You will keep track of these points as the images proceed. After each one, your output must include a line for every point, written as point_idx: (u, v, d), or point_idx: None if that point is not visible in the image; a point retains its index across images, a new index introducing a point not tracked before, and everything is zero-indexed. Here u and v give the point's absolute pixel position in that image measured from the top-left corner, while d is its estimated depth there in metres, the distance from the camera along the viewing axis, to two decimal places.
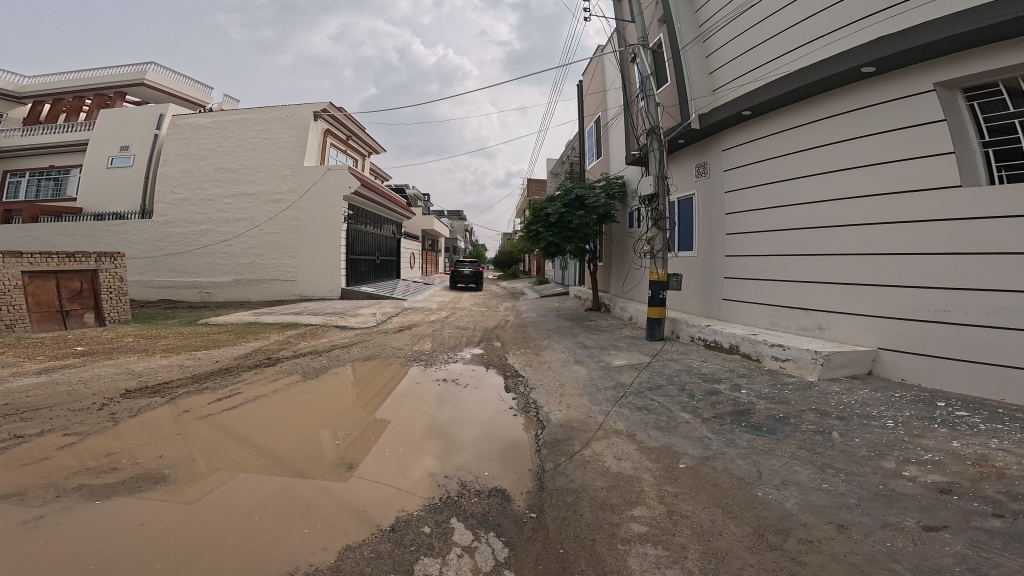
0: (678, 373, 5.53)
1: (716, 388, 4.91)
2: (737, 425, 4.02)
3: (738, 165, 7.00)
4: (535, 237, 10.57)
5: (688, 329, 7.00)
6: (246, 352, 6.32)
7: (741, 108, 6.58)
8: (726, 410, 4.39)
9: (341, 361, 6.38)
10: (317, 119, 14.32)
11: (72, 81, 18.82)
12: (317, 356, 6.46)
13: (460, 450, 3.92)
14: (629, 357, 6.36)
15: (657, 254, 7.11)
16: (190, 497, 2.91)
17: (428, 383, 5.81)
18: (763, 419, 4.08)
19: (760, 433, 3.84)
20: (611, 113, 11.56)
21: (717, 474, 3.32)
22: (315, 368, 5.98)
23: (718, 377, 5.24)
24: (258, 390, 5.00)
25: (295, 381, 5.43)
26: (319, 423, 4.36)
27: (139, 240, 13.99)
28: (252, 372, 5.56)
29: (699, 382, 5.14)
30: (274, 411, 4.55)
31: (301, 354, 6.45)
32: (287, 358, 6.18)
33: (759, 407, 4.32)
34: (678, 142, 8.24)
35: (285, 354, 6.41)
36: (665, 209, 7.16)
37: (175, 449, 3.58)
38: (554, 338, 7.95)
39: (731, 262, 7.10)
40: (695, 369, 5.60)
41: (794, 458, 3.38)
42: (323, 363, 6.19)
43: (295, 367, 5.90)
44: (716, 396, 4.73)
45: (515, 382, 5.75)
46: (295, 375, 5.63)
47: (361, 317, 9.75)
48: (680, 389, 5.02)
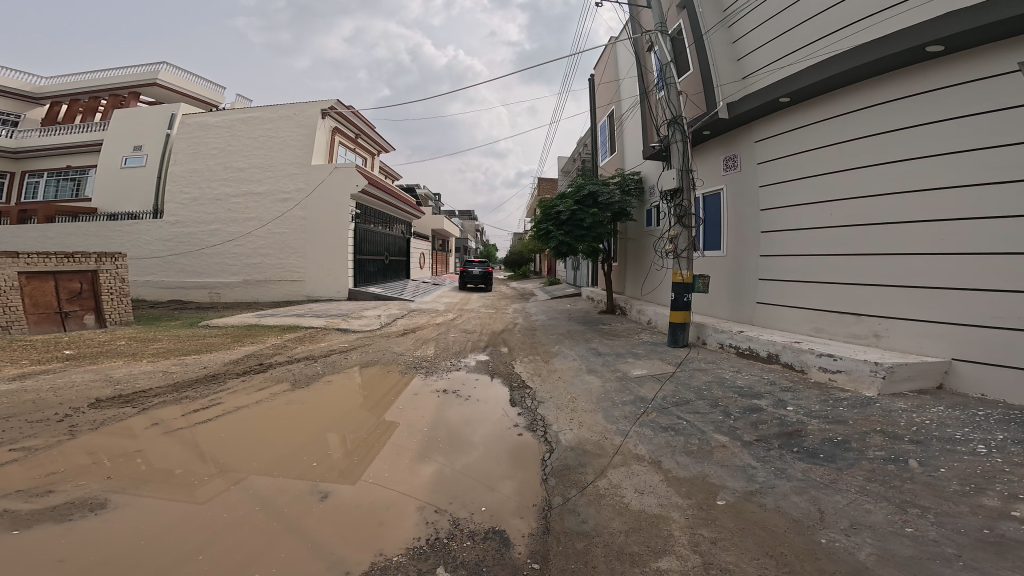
0: (708, 386, 4.90)
1: (755, 405, 4.27)
2: (786, 451, 3.40)
3: (775, 156, 6.31)
4: (545, 237, 10.03)
5: (716, 335, 6.33)
6: (236, 357, 5.95)
7: (778, 95, 5.89)
8: (769, 431, 3.77)
9: (337, 368, 5.96)
10: (324, 117, 14.10)
11: (89, 83, 19.20)
12: (312, 362, 6.05)
13: (470, 450, 3.89)
14: (650, 366, 5.75)
15: (680, 253, 6.48)
16: (200, 497, 2.90)
17: (427, 393, 5.31)
18: (818, 444, 3.44)
19: (816, 461, 3.21)
20: (626, 104, 10.94)
21: (765, 514, 2.71)
22: (308, 375, 5.56)
23: (756, 391, 4.59)
24: (239, 401, 4.60)
25: (283, 390, 5.01)
26: (302, 440, 3.93)
27: (150, 240, 13.98)
28: (239, 379, 5.17)
29: (734, 398, 4.51)
30: (254, 425, 4.13)
31: (295, 360, 6.06)
32: (279, 364, 5.79)
33: (810, 429, 3.68)
34: (702, 133, 7.55)
35: (278, 359, 6.03)
36: (690, 204, 6.53)
37: (176, 454, 3.51)
38: (566, 343, 7.38)
39: (767, 263, 6.41)
40: (728, 381, 4.96)
41: (863, 494, 2.75)
42: (317, 370, 5.77)
43: (286, 374, 5.49)
44: (755, 414, 4.10)
45: (522, 395, 5.21)
46: (284, 383, 5.21)
47: (364, 319, 9.37)
48: (712, 406, 4.40)
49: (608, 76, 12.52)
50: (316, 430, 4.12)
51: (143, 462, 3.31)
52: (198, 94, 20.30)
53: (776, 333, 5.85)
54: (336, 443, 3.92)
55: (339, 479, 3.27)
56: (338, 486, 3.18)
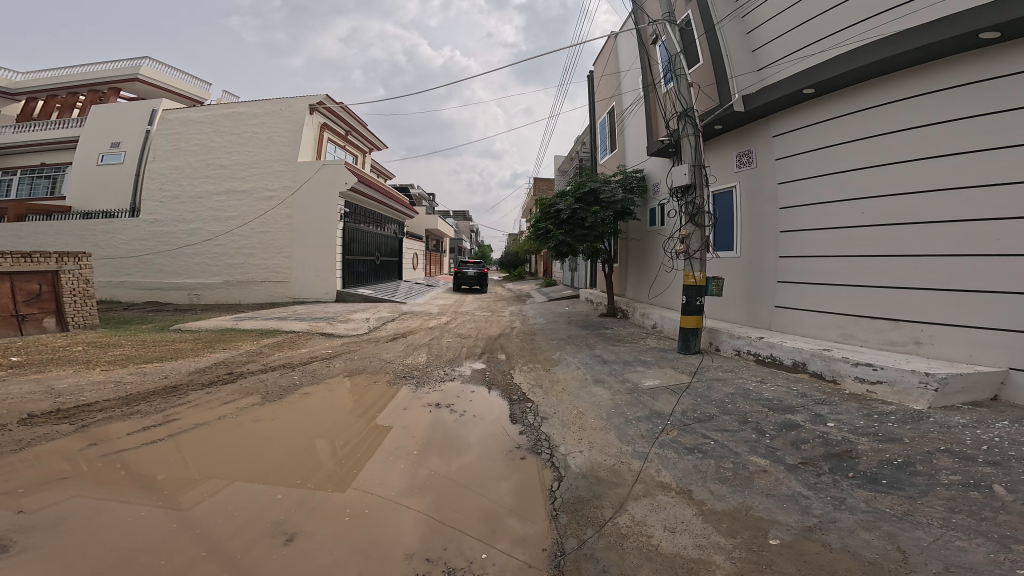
0: (732, 398, 4.47)
1: (790, 421, 3.85)
2: (842, 478, 2.98)
3: (797, 152, 5.92)
4: (543, 236, 9.54)
5: (732, 341, 5.90)
6: (204, 365, 5.36)
7: (803, 86, 5.50)
8: (814, 453, 3.34)
9: (317, 377, 5.40)
10: (313, 112, 13.50)
11: (67, 78, 18.37)
12: (289, 371, 5.47)
13: (465, 450, 3.78)
14: (663, 376, 5.29)
15: (692, 254, 6.03)
16: (184, 503, 2.76)
17: (417, 408, 4.75)
18: (875, 468, 3.03)
19: (881, 489, 2.80)
20: (628, 99, 10.52)
21: (833, 556, 2.28)
22: (281, 387, 4.94)
23: (787, 404, 4.18)
24: (199, 416, 4.03)
25: (252, 404, 4.42)
26: (272, 461, 3.40)
27: (126, 239, 13.22)
28: (203, 391, 4.60)
29: (764, 412, 4.08)
30: (214, 446, 3.58)
31: (270, 369, 5.49)
32: (251, 374, 5.22)
33: (862, 450, 3.27)
34: (714, 128, 7.15)
35: (251, 368, 5.45)
36: (703, 201, 6.10)
37: (162, 459, 3.31)
38: (568, 350, 6.91)
39: (787, 264, 6.01)
40: (753, 393, 4.53)
41: (951, 529, 2.35)
42: (294, 381, 5.18)
43: (258, 386, 4.90)
44: (793, 431, 3.67)
45: (523, 410, 4.71)
46: (254, 396, 4.62)
47: (352, 323, 8.79)
48: (741, 422, 3.97)
49: (608, 71, 12.08)
50: (296, 444, 3.70)
51: (102, 476, 3.01)
52: (183, 90, 19.44)
53: (799, 339, 5.44)
54: (316, 460, 3.48)
55: (309, 514, 2.72)
56: (304, 526, 2.61)
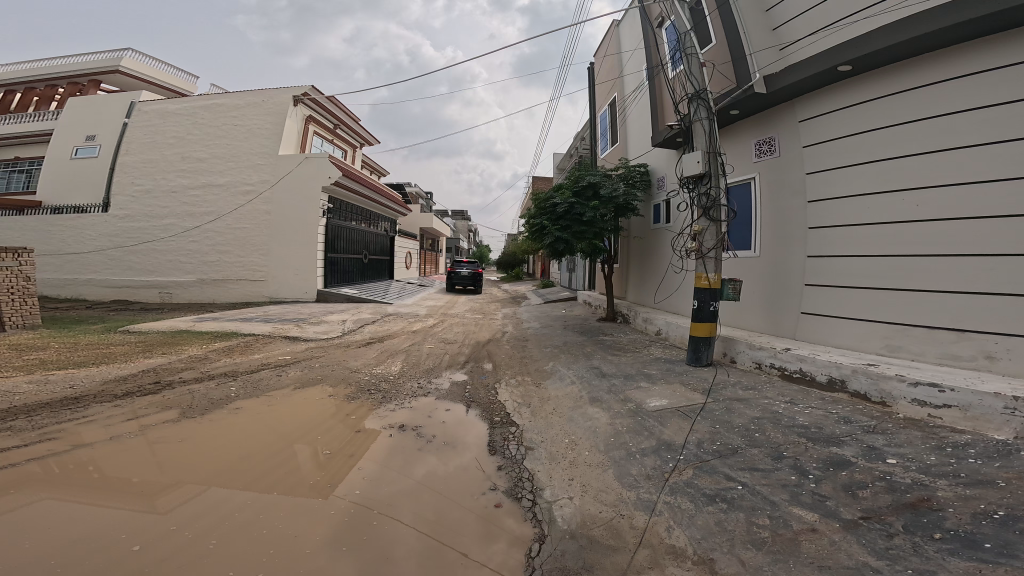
0: (759, 425, 3.68)
1: (838, 457, 3.07)
2: (925, 541, 2.18)
3: (831, 137, 5.17)
4: (538, 232, 8.78)
5: (752, 352, 5.12)
6: (126, 374, 4.58)
7: (840, 61, 4.72)
8: (877, 504, 2.54)
9: (260, 389, 4.58)
10: (298, 104, 12.67)
11: (43, 69, 17.40)
12: (226, 382, 4.65)
13: (464, 450, 3.64)
14: (671, 395, 4.51)
15: (706, 253, 5.24)
16: (161, 507, 2.56)
17: (372, 430, 3.93)
18: (970, 526, 2.23)
19: (987, 559, 2.01)
20: (632, 86, 9.72)
21: None
22: (211, 401, 4.14)
23: (829, 433, 3.39)
24: (91, 435, 3.34)
25: (169, 419, 3.70)
26: (207, 476, 2.95)
27: (95, 235, 12.40)
28: (109, 404, 3.88)
29: (802, 444, 3.29)
30: (129, 460, 3.05)
31: (206, 378, 4.68)
32: (180, 384, 4.43)
33: (944, 498, 2.47)
34: (729, 114, 6.37)
35: (184, 377, 4.68)
36: (719, 193, 5.34)
37: (132, 461, 3.08)
38: (562, 360, 6.13)
39: (818, 265, 5.25)
40: (784, 418, 3.74)
41: None
42: (229, 393, 4.36)
43: (180, 399, 4.11)
44: (845, 472, 2.89)
45: (504, 436, 3.92)
46: (170, 411, 3.85)
47: (324, 326, 7.98)
48: (775, 458, 3.18)
49: (611, 59, 11.30)
50: (242, 457, 3.22)
51: (72, 478, 2.79)
52: (170, 83, 18.27)
53: (832, 351, 4.66)
54: (292, 465, 3.19)
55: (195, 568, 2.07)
56: None
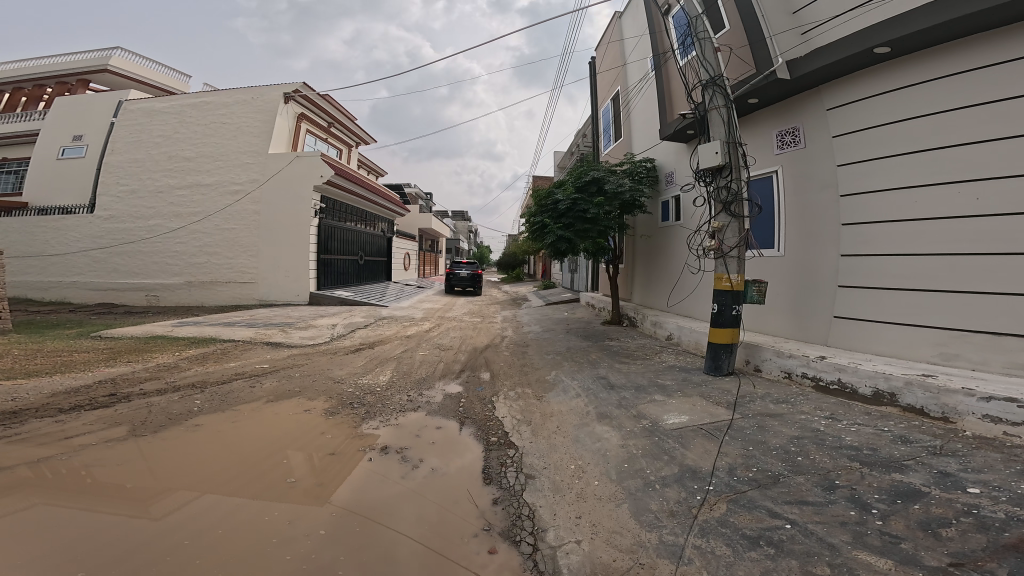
0: (800, 447, 3.22)
1: (907, 486, 2.64)
2: None
3: (865, 126, 4.70)
4: (539, 231, 8.32)
5: (781, 361, 4.66)
6: (77, 386, 4.11)
7: (879, 42, 4.27)
8: (968, 547, 2.08)
9: (228, 402, 4.10)
10: (289, 101, 12.23)
11: (28, 68, 16.89)
12: (190, 395, 4.16)
13: (466, 450, 3.61)
14: (690, 410, 4.03)
15: (727, 252, 4.75)
16: (153, 512, 2.41)
17: (349, 452, 3.41)
18: None
19: None
20: (637, 78, 9.24)
21: None
22: (169, 417, 3.67)
23: (886, 456, 3.00)
24: (18, 456, 2.88)
25: (117, 437, 3.26)
26: (204, 480, 2.81)
27: (79, 237, 11.96)
28: (50, 419, 3.42)
29: (856, 470, 2.88)
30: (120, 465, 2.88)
31: (166, 391, 4.20)
32: (136, 398, 3.97)
33: None
34: (747, 102, 5.87)
35: (145, 389, 4.22)
36: (741, 186, 4.85)
37: (128, 462, 2.93)
38: (566, 368, 5.66)
39: (852, 265, 4.78)
40: (829, 438, 3.31)
41: None
42: (191, 408, 3.89)
43: (134, 415, 3.64)
44: (918, 506, 2.44)
45: (501, 461, 3.44)
46: (117, 429, 3.37)
47: (310, 330, 7.50)
48: (826, 488, 2.72)
49: (614, 51, 10.77)
50: (237, 462, 3.06)
51: (64, 483, 2.63)
52: (162, 83, 17.78)
53: (875, 360, 4.22)
54: (288, 470, 3.03)
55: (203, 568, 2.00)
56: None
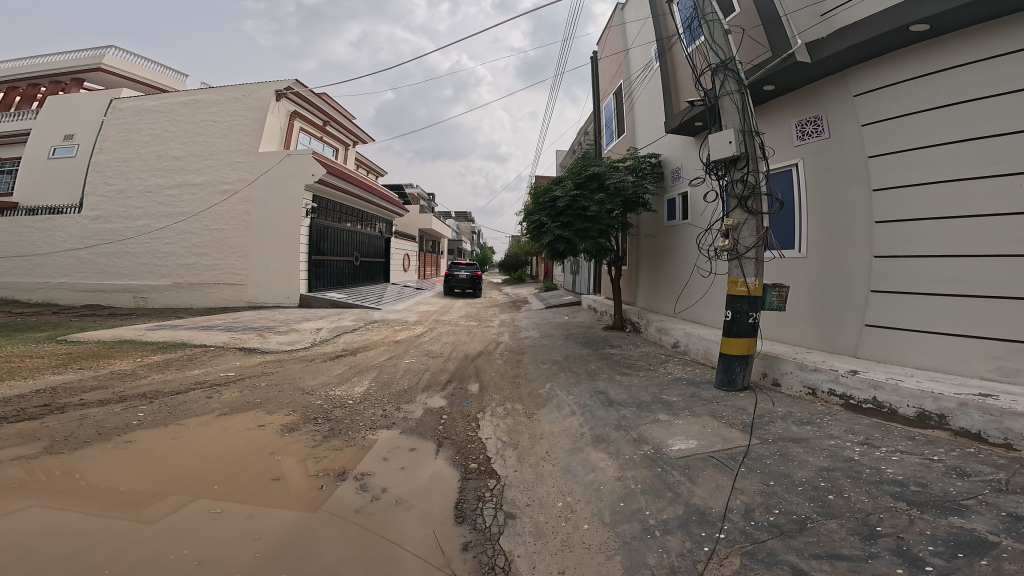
0: (831, 482, 2.69)
1: (973, 536, 2.09)
2: None
3: (901, 113, 4.18)
4: (537, 230, 7.84)
5: (806, 375, 4.11)
6: (10, 395, 3.75)
7: (914, 19, 3.74)
8: None
9: (177, 416, 3.74)
10: (281, 99, 11.85)
11: (22, 68, 16.71)
12: (135, 406, 3.81)
13: (442, 470, 3.26)
14: (699, 434, 3.50)
15: (743, 253, 4.23)
16: (147, 515, 2.38)
17: (299, 479, 2.95)
18: None
19: None
20: (640, 69, 8.72)
21: None
22: (100, 431, 3.31)
23: (941, 494, 2.46)
24: None
25: (35, 453, 2.91)
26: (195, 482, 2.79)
27: (66, 237, 11.67)
28: None
29: (903, 513, 2.33)
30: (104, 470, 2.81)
31: (107, 402, 3.84)
32: (71, 409, 3.62)
33: None
34: (762, 90, 5.29)
35: (86, 399, 3.86)
36: (759, 179, 4.33)
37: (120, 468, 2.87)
38: (562, 381, 5.14)
39: (887, 267, 4.24)
40: (866, 471, 2.78)
41: None
42: (131, 421, 3.53)
43: (60, 429, 3.28)
44: (988, 563, 1.91)
45: (477, 494, 2.95)
46: (33, 445, 3.01)
47: (291, 335, 7.07)
48: (865, 537, 2.18)
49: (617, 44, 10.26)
50: (225, 465, 3.02)
51: (57, 485, 2.59)
52: (158, 82, 17.58)
53: (916, 375, 3.69)
54: (279, 470, 3.04)
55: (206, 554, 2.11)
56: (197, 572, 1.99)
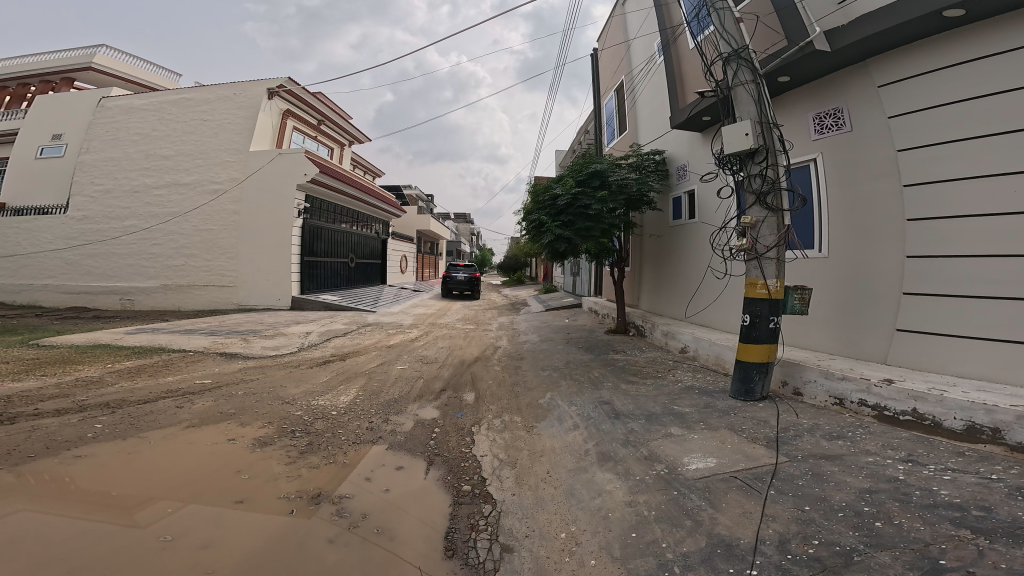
0: (876, 507, 2.36)
1: None
2: None
3: (935, 103, 3.89)
4: (536, 231, 7.53)
5: (833, 385, 3.78)
6: None
7: (949, 3, 3.47)
8: None
9: (139, 426, 3.45)
10: (273, 97, 11.55)
11: (9, 67, 16.36)
12: (94, 417, 3.52)
13: (431, 490, 2.95)
14: (718, 450, 3.17)
15: (762, 254, 3.91)
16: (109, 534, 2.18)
17: (269, 503, 2.62)
18: None
19: None
20: (643, 62, 8.41)
21: None
22: (48, 445, 3.02)
23: (1008, 521, 2.13)
24: None
25: None
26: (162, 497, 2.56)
27: (52, 238, 11.32)
28: None
29: (967, 542, 2.01)
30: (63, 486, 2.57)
31: (64, 411, 3.57)
32: (21, 420, 3.36)
33: None
34: (776, 81, 4.98)
35: (41, 409, 3.59)
36: (779, 174, 4.02)
37: (80, 483, 2.62)
38: (564, 390, 4.81)
39: (922, 268, 3.94)
40: (916, 493, 2.45)
41: None
42: (85, 433, 3.24)
43: (5, 442, 3.01)
44: None
45: (472, 523, 2.61)
46: None
47: (278, 340, 6.73)
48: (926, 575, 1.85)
49: (617, 39, 9.97)
50: (199, 477, 2.81)
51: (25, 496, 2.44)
52: (150, 82, 17.28)
53: (959, 385, 3.37)
54: (259, 481, 2.85)
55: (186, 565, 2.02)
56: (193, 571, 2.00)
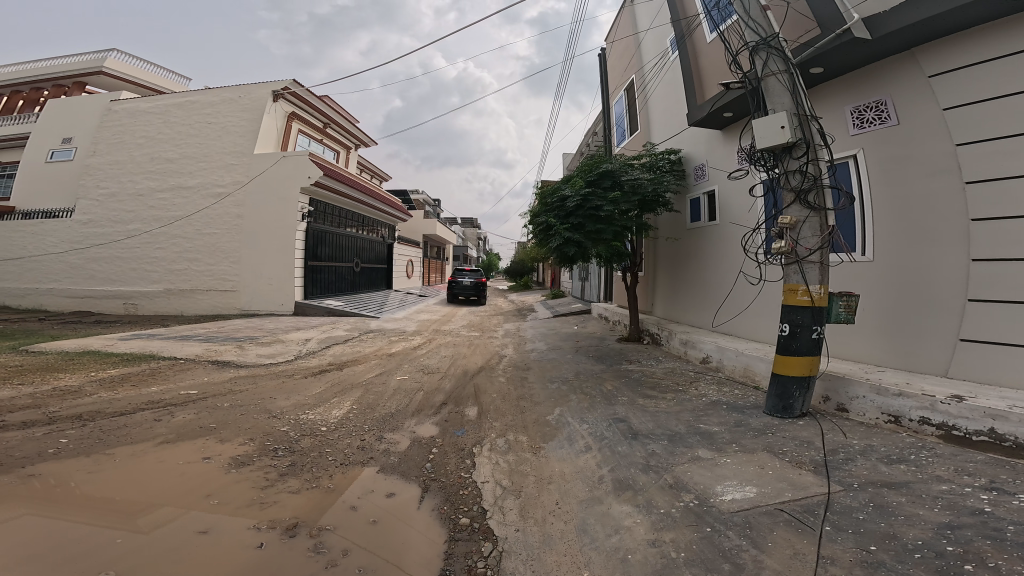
0: (963, 548, 1.94)
1: None
2: None
3: (999, 91, 3.50)
4: (544, 234, 7.19)
5: (888, 401, 3.35)
6: None
7: None
8: None
9: (109, 442, 3.14)
10: (278, 99, 11.46)
11: (24, 73, 16.67)
12: (62, 430, 3.23)
13: (424, 522, 2.57)
14: (755, 477, 2.76)
15: (802, 257, 3.51)
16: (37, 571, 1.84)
17: (236, 534, 2.26)
18: None
19: None
20: (656, 59, 8.06)
21: None
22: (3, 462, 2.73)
23: None
24: None
25: None
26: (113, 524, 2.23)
27: (57, 241, 11.30)
28: None
29: None
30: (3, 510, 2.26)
31: (29, 424, 3.29)
32: None
33: None
34: (807, 73, 4.58)
35: (7, 421, 3.31)
36: (819, 169, 3.63)
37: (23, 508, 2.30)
38: (574, 405, 4.42)
39: (992, 272, 3.51)
40: (1010, 530, 2.02)
41: None
42: (48, 448, 2.95)
43: None
44: None
45: (471, 563, 2.23)
46: None
47: (274, 347, 6.46)
48: None
49: (627, 36, 9.63)
50: (161, 502, 2.47)
51: None
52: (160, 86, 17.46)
53: None
54: (228, 508, 2.49)
55: None
56: None
